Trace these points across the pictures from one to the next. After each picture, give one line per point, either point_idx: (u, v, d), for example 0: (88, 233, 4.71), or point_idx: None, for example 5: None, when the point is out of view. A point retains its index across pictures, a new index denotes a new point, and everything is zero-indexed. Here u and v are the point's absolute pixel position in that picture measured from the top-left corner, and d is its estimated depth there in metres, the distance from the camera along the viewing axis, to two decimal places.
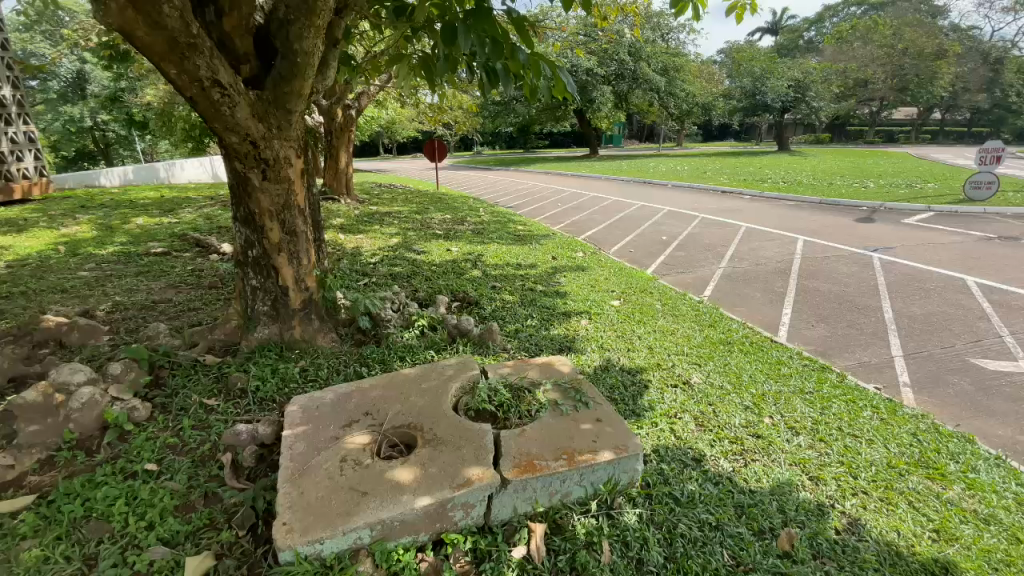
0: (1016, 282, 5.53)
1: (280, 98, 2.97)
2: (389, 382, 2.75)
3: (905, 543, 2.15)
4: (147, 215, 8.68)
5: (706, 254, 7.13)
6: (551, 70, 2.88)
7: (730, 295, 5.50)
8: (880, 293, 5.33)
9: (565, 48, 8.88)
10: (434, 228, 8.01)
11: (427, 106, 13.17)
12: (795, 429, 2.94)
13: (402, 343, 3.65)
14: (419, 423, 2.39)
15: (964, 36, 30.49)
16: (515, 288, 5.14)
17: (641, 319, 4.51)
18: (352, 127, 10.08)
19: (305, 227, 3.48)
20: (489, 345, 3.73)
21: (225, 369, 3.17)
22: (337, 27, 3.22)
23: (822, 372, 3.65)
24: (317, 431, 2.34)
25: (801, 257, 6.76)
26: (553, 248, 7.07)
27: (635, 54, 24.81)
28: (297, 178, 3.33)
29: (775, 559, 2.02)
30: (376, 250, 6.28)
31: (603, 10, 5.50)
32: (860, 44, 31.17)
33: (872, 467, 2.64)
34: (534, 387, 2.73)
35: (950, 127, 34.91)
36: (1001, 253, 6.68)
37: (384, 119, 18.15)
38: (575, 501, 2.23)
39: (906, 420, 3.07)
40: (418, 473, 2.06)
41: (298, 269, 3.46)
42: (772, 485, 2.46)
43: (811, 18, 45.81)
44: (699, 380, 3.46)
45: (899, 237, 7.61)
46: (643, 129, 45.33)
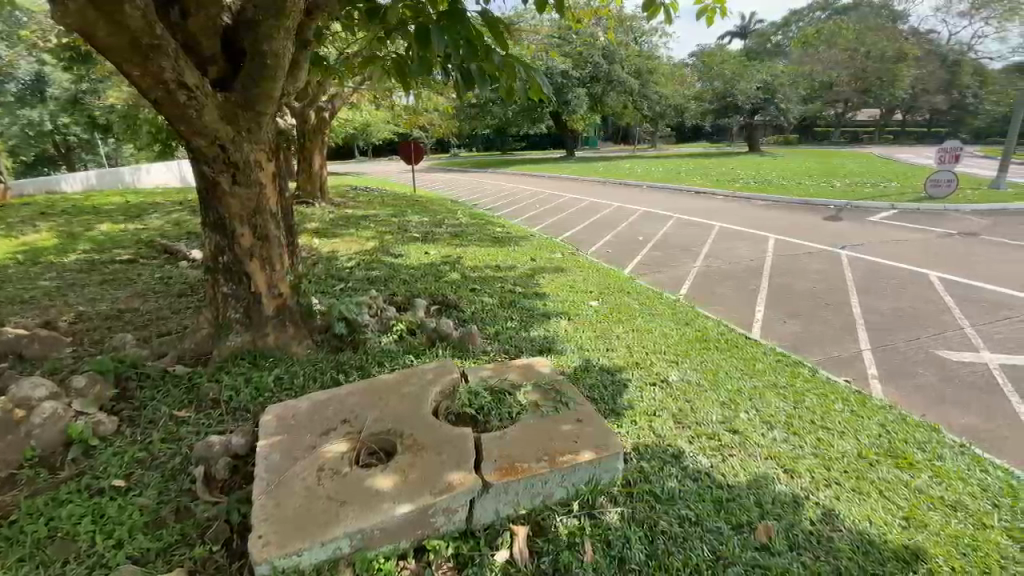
0: (975, 276, 5.76)
1: (249, 99, 2.91)
2: (369, 387, 2.71)
3: (878, 532, 2.21)
4: (112, 221, 8.38)
5: (682, 253, 7.25)
6: (526, 73, 2.87)
7: (705, 293, 5.60)
8: (848, 289, 5.50)
9: (540, 50, 8.94)
10: (413, 231, 7.92)
11: (403, 108, 13.10)
12: (770, 424, 3.00)
13: (380, 348, 3.61)
14: (398, 429, 2.36)
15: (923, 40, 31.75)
16: (494, 290, 5.13)
17: (620, 319, 4.55)
18: (325, 129, 9.98)
19: (279, 232, 3.41)
20: (469, 348, 3.70)
21: (196, 380, 3.07)
22: (308, 27, 3.18)
23: (795, 367, 3.75)
24: (293, 440, 2.29)
25: (773, 255, 6.92)
26: (532, 250, 7.09)
27: (609, 57, 25.11)
28: (268, 182, 3.24)
29: (755, 553, 2.05)
30: (354, 254, 6.19)
31: (578, 13, 5.55)
32: (825, 48, 32.18)
33: (843, 458, 2.71)
34: (515, 389, 2.73)
35: (911, 128, 36.27)
36: (961, 249, 6.95)
37: (359, 122, 17.98)
38: (558, 501, 2.23)
39: (875, 412, 3.17)
40: (399, 480, 2.03)
41: (272, 275, 3.38)
42: (749, 480, 2.51)
43: (778, 23, 47.27)
44: (677, 378, 3.51)
45: (866, 235, 7.86)
46: (619, 131, 46.02)
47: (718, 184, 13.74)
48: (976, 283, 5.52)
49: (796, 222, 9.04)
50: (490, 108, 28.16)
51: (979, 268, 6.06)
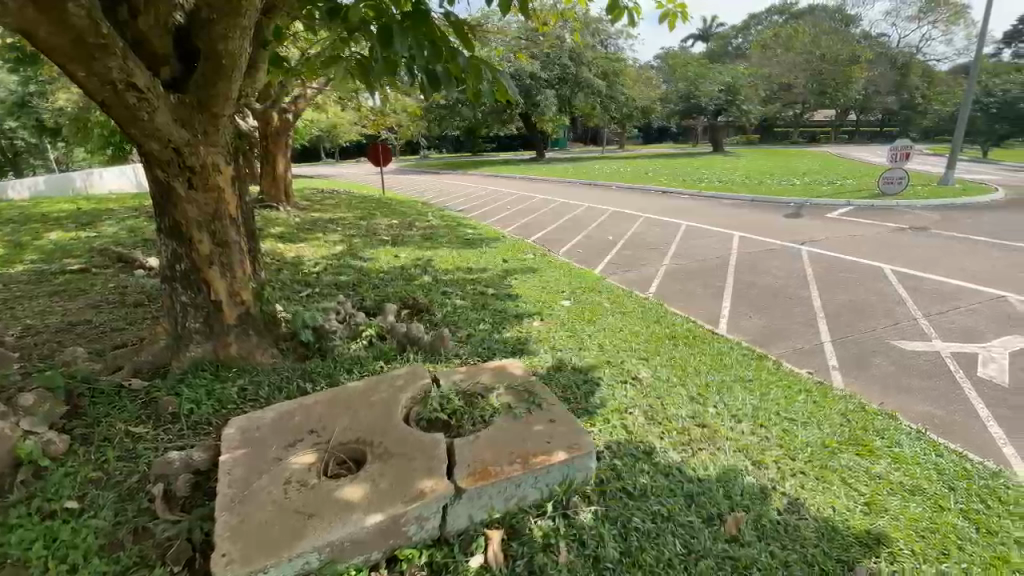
0: (926, 269, 6.04)
1: (205, 101, 2.80)
2: (337, 396, 2.65)
3: (841, 518, 2.29)
4: (62, 229, 7.97)
5: (650, 252, 7.37)
6: (493, 74, 2.84)
7: (674, 291, 5.69)
8: (809, 284, 5.69)
9: (506, 52, 8.94)
10: (381, 235, 7.79)
11: (370, 110, 12.93)
12: (737, 417, 3.07)
13: (348, 355, 3.54)
14: (368, 437, 2.31)
15: (873, 44, 33.24)
16: (466, 292, 5.10)
17: (591, 318, 4.59)
18: (289, 132, 9.75)
19: (239, 238, 3.29)
20: (441, 351, 3.67)
21: (154, 394, 2.94)
22: (265, 28, 3.11)
23: (760, 360, 3.85)
24: (257, 453, 2.21)
25: (738, 252, 7.10)
26: (503, 251, 7.08)
27: (576, 59, 25.39)
28: (227, 187, 3.12)
29: (724, 545, 2.10)
30: (320, 259, 6.06)
31: (544, 15, 5.57)
32: (783, 52, 33.31)
33: (807, 448, 2.80)
34: (486, 392, 2.71)
35: (864, 128, 37.93)
36: (913, 243, 7.28)
37: (325, 124, 17.65)
38: (532, 504, 2.22)
39: (836, 401, 3.28)
40: (369, 490, 1.99)
41: (232, 283, 3.26)
42: (718, 472, 2.56)
43: (738, 27, 48.81)
44: (647, 374, 3.56)
45: (825, 231, 8.15)
46: (587, 133, 46.54)
47: (684, 184, 14.05)
48: (927, 275, 5.79)
49: (759, 220, 9.31)
50: (459, 109, 28.03)
51: (930, 261, 6.35)
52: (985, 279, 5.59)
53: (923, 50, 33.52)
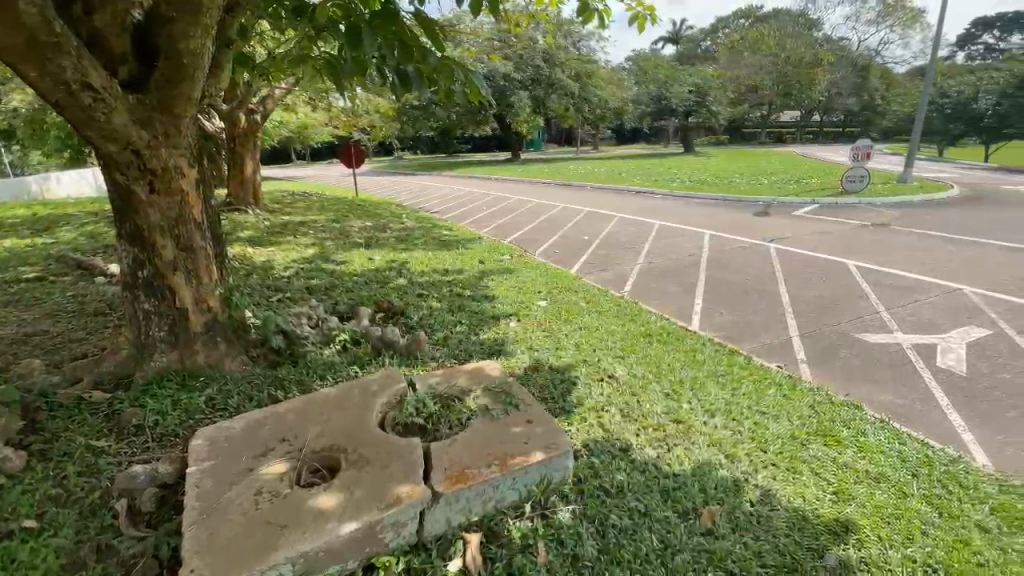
0: (888, 264, 6.27)
1: (167, 102, 2.70)
2: (309, 403, 2.59)
3: (811, 508, 2.35)
4: (15, 236, 7.59)
5: (625, 251, 7.46)
6: (464, 74, 2.81)
7: (648, 289, 5.77)
8: (777, 280, 5.85)
9: (479, 53, 8.93)
10: (355, 237, 7.68)
11: (341, 111, 12.72)
12: (710, 412, 3.13)
13: (321, 360, 3.48)
14: (342, 444, 2.27)
15: (835, 47, 34.37)
16: (442, 294, 5.07)
17: (567, 318, 4.62)
18: (257, 133, 9.52)
19: (205, 243, 3.19)
20: (416, 354, 3.63)
21: (117, 406, 2.84)
22: (228, 27, 3.02)
23: (731, 356, 3.94)
24: (225, 464, 2.15)
25: (710, 250, 7.25)
26: (480, 252, 7.05)
27: (549, 61, 25.51)
28: (191, 191, 3.03)
29: (700, 538, 2.13)
30: (291, 263, 5.93)
31: (515, 17, 5.58)
32: (749, 54, 34.16)
33: (778, 440, 2.87)
34: (463, 394, 2.69)
35: (828, 129, 39.20)
36: (875, 239, 7.55)
37: (295, 124, 17.30)
38: (510, 505, 2.21)
39: (804, 394, 3.38)
40: (343, 498, 1.95)
41: (199, 289, 3.16)
42: (692, 467, 2.60)
43: (706, 30, 49.84)
44: (623, 372, 3.60)
45: (792, 229, 8.39)
46: (562, 134, 46.85)
47: (657, 184, 14.27)
48: (888, 270, 6.01)
49: (729, 218, 9.52)
50: (433, 110, 27.85)
51: (891, 256, 6.60)
52: (942, 273, 5.84)
53: (881, 54, 34.84)
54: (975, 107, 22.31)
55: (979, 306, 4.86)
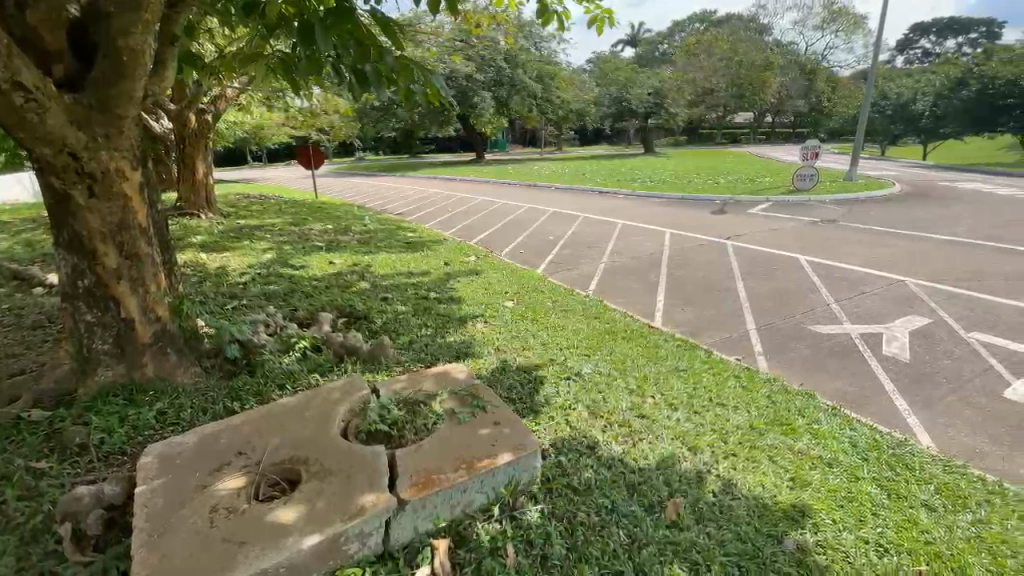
0: (837, 258, 6.58)
1: (106, 102, 2.53)
2: (267, 414, 2.50)
3: (769, 495, 2.44)
4: None
5: (589, 251, 7.55)
6: (423, 74, 2.76)
7: (612, 288, 5.86)
8: (735, 275, 6.06)
9: (440, 54, 8.87)
10: (315, 240, 7.48)
11: (298, 111, 12.37)
12: (673, 406, 3.21)
13: (280, 368, 3.37)
14: (302, 455, 2.20)
15: (784, 51, 35.85)
16: (406, 297, 5.00)
17: (533, 317, 4.64)
18: (209, 133, 9.28)
19: (152, 249, 3.03)
20: (380, 359, 3.57)
21: (58, 425, 2.66)
22: (173, 23, 2.89)
23: (693, 350, 4.05)
24: (177, 481, 2.05)
25: (670, 248, 7.43)
26: (445, 254, 6.99)
27: (511, 62, 25.52)
28: (135, 195, 2.86)
29: (665, 530, 2.18)
30: (247, 268, 5.72)
31: (476, 17, 5.57)
32: (705, 57, 35.21)
33: (738, 430, 2.96)
34: (429, 398, 2.66)
35: (779, 130, 40.87)
36: (825, 235, 7.92)
37: (250, 124, 16.70)
38: (478, 509, 2.19)
39: (762, 384, 3.51)
40: (305, 510, 1.89)
41: (146, 298, 2.99)
42: (657, 461, 2.65)
43: (663, 33, 51.13)
44: (589, 370, 3.64)
45: (748, 226, 8.70)
46: (525, 134, 47.13)
47: (619, 184, 14.52)
48: (837, 264, 6.32)
49: (689, 217, 9.77)
50: (395, 110, 27.47)
51: (839, 251, 6.93)
52: (885, 266, 6.17)
53: (827, 58, 36.55)
54: (913, 108, 23.71)
55: (919, 296, 5.17)
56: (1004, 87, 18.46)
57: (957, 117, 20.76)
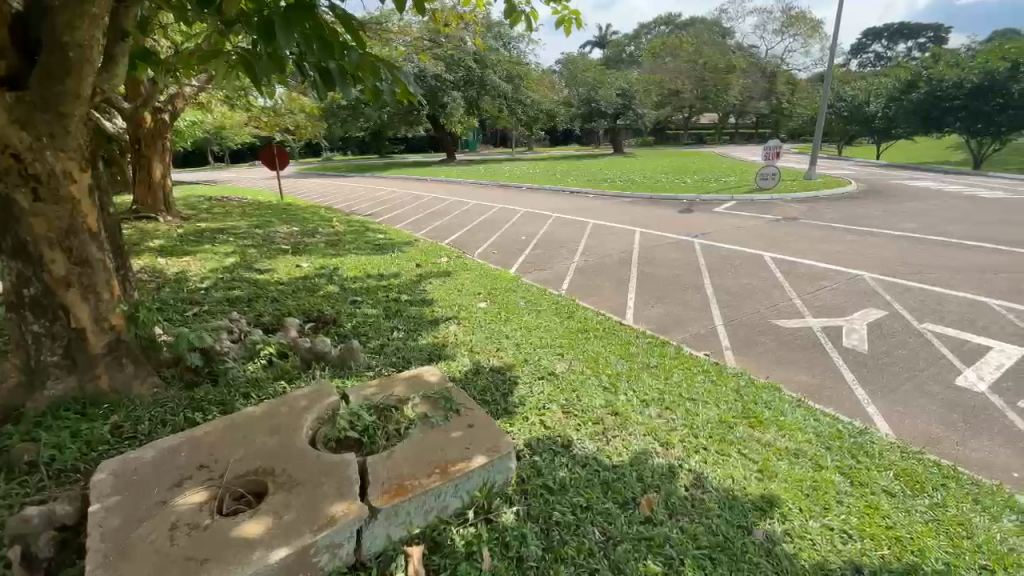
0: (798, 255, 6.81)
1: (50, 99, 2.39)
2: (231, 424, 2.41)
3: (738, 487, 2.50)
4: None
5: (561, 250, 7.60)
6: (391, 73, 2.70)
7: (583, 287, 5.90)
8: (702, 272, 6.19)
9: (409, 54, 8.76)
10: (280, 243, 7.28)
11: (262, 110, 12.03)
12: (646, 402, 3.24)
13: (245, 376, 3.26)
14: (268, 466, 2.13)
15: (746, 55, 36.92)
16: (377, 300, 4.92)
17: (507, 318, 4.63)
18: (167, 133, 8.91)
19: (104, 255, 2.88)
20: (351, 364, 3.49)
21: (3, 443, 2.50)
22: (122, 18, 2.75)
23: (663, 347, 4.11)
24: (134, 499, 1.95)
25: (640, 247, 7.54)
26: (416, 255, 6.92)
27: (480, 62, 25.44)
28: (84, 198, 2.72)
29: (639, 526, 2.20)
30: (209, 273, 5.52)
31: (444, 16, 5.52)
32: (671, 59, 35.91)
33: (708, 424, 3.02)
34: (401, 403, 2.61)
35: (742, 131, 42.09)
36: (787, 232, 8.18)
37: (211, 123, 16.15)
38: (452, 513, 2.17)
39: (730, 378, 3.60)
40: (271, 523, 1.83)
41: (98, 306, 2.84)
42: (631, 457, 2.68)
43: (630, 35, 51.99)
44: (563, 369, 3.65)
45: (714, 225, 8.91)
46: (496, 134, 47.06)
47: (590, 184, 14.68)
48: (799, 260, 6.54)
49: (657, 216, 9.95)
50: (363, 110, 27.04)
51: (801, 248, 7.17)
52: (844, 262, 6.42)
53: (786, 61, 37.78)
54: (867, 110, 24.78)
55: (876, 290, 5.39)
56: (950, 89, 19.17)
57: (908, 119, 21.73)
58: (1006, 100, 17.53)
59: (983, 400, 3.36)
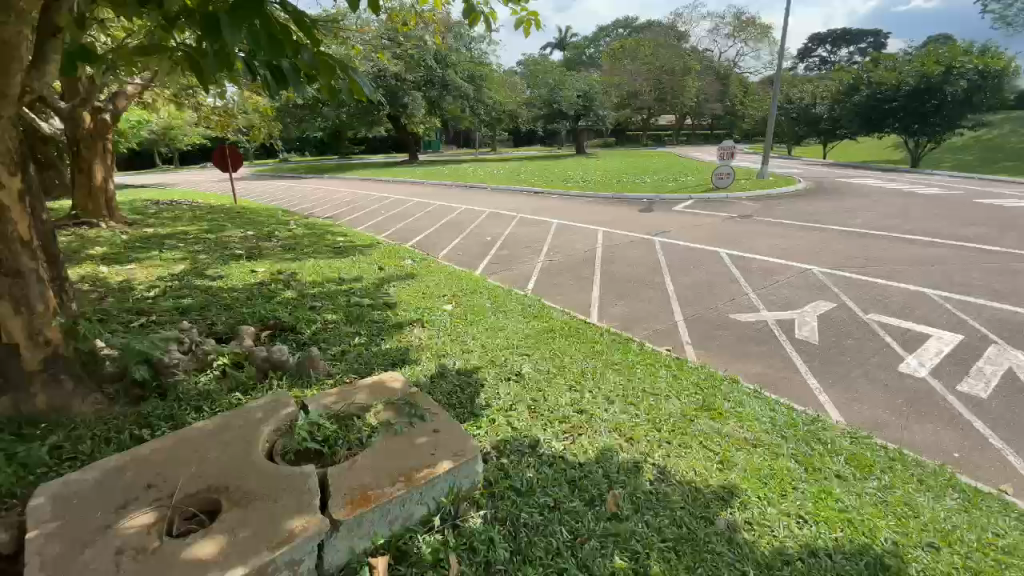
0: (753, 251, 7.06)
1: None
2: (181, 440, 2.30)
3: (700, 478, 2.56)
4: None
5: (525, 251, 7.62)
6: (347, 73, 2.62)
7: (548, 286, 5.94)
8: (662, 270, 6.33)
9: (367, 53, 8.60)
10: (234, 248, 7.00)
11: (213, 110, 11.55)
12: (611, 398, 3.29)
13: (196, 389, 3.12)
14: (222, 482, 2.04)
15: (701, 57, 38.08)
16: (338, 305, 4.80)
17: (473, 320, 4.61)
18: (109, 134, 8.42)
19: (37, 264, 2.69)
20: (310, 373, 3.39)
21: None
22: (52, 15, 2.58)
23: (627, 344, 4.18)
24: (74, 524, 1.83)
25: (603, 246, 7.65)
26: (378, 258, 6.80)
27: (441, 62, 25.22)
28: (14, 204, 2.53)
29: (606, 523, 2.22)
30: (156, 280, 5.26)
31: (402, 15, 5.43)
32: (630, 61, 36.60)
33: (670, 418, 3.10)
34: (363, 411, 2.56)
35: (699, 132, 43.40)
36: (743, 229, 8.47)
37: (157, 123, 15.38)
38: (418, 521, 2.14)
39: (690, 372, 3.70)
40: (225, 542, 1.75)
41: (33, 320, 2.66)
42: (596, 454, 2.71)
43: (589, 38, 52.82)
44: (529, 369, 3.66)
45: (674, 223, 9.14)
46: (459, 135, 46.90)
47: (553, 185, 14.79)
48: (754, 256, 6.78)
49: (619, 215, 10.13)
50: (320, 109, 26.38)
51: (756, 244, 7.45)
52: (795, 257, 6.70)
53: (738, 64, 39.20)
54: (814, 111, 25.99)
55: (825, 283, 5.65)
56: (888, 92, 20.30)
57: (851, 120, 22.90)
58: (939, 101, 18.69)
59: (923, 385, 3.58)
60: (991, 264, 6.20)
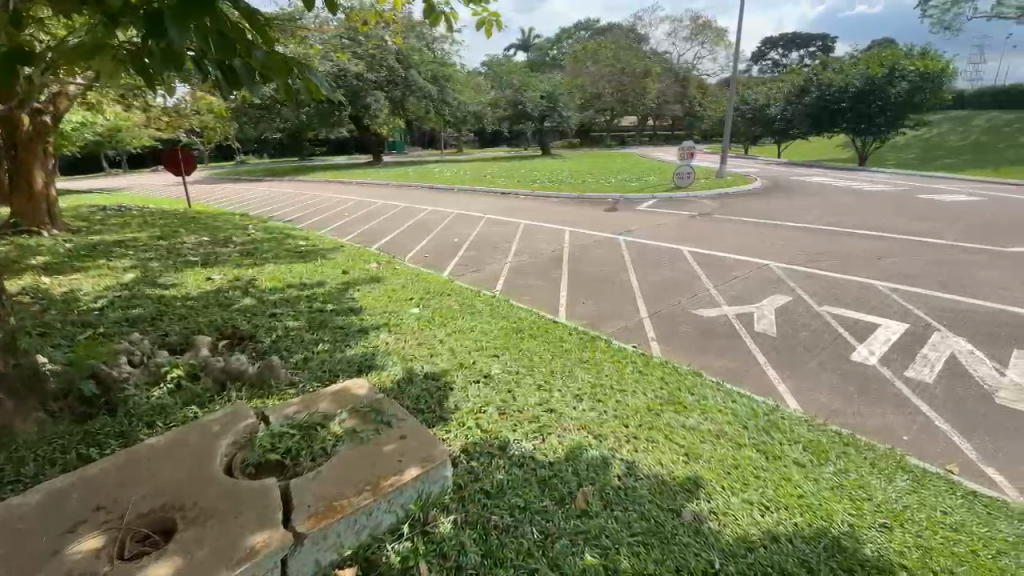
0: (714, 247, 7.28)
1: None
2: (131, 458, 2.19)
3: (667, 471, 2.62)
4: None
5: (493, 251, 7.62)
6: (302, 73, 2.55)
7: (516, 287, 5.96)
8: (628, 268, 6.45)
9: (325, 53, 8.41)
10: (189, 255, 6.72)
11: (161, 111, 11.04)
12: (580, 396, 3.33)
13: (149, 404, 2.98)
14: (177, 500, 1.95)
15: (661, 60, 38.92)
16: (300, 311, 4.68)
17: (441, 322, 4.58)
18: (49, 135, 7.92)
19: None
20: (271, 381, 3.29)
21: None
22: None
23: (595, 341, 4.23)
24: (14, 552, 1.71)
25: (569, 245, 7.73)
26: (343, 262, 6.66)
27: (403, 62, 24.80)
28: None
29: (575, 520, 2.24)
30: (104, 290, 5.00)
31: (361, 14, 5.33)
32: (592, 63, 37.07)
33: (637, 413, 3.16)
34: (328, 419, 2.50)
35: (661, 133, 44.35)
36: (704, 227, 8.72)
37: (102, 124, 14.60)
38: (387, 530, 2.10)
39: (656, 368, 3.78)
40: (182, 563, 1.68)
41: None
42: (566, 452, 2.73)
43: (552, 40, 53.25)
44: (498, 370, 3.66)
45: (638, 221, 9.32)
46: (424, 135, 46.42)
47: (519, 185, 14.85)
48: (716, 253, 6.99)
49: (585, 215, 10.25)
50: (279, 110, 25.61)
51: (717, 241, 7.67)
52: (754, 253, 6.94)
53: (697, 67, 40.26)
54: (769, 112, 26.95)
55: (783, 277, 5.87)
56: (837, 93, 21.23)
57: (804, 121, 23.85)
58: (884, 102, 19.68)
59: (874, 372, 3.76)
60: (934, 256, 6.56)
